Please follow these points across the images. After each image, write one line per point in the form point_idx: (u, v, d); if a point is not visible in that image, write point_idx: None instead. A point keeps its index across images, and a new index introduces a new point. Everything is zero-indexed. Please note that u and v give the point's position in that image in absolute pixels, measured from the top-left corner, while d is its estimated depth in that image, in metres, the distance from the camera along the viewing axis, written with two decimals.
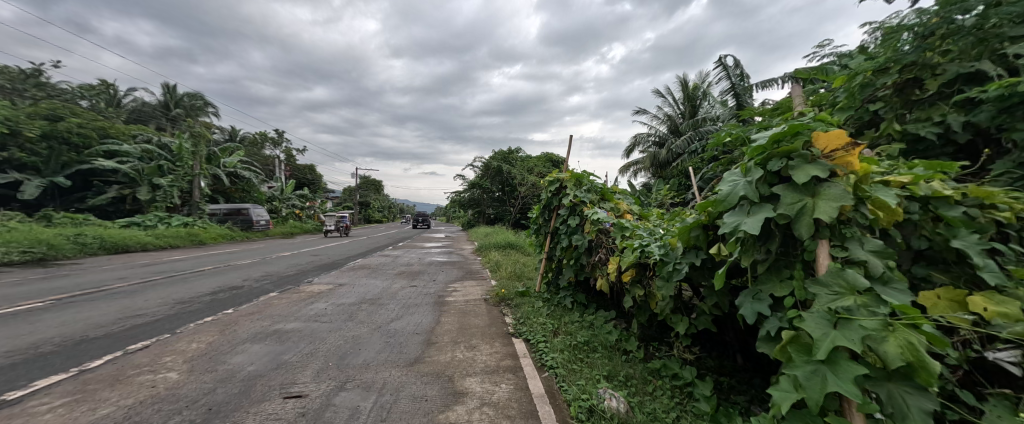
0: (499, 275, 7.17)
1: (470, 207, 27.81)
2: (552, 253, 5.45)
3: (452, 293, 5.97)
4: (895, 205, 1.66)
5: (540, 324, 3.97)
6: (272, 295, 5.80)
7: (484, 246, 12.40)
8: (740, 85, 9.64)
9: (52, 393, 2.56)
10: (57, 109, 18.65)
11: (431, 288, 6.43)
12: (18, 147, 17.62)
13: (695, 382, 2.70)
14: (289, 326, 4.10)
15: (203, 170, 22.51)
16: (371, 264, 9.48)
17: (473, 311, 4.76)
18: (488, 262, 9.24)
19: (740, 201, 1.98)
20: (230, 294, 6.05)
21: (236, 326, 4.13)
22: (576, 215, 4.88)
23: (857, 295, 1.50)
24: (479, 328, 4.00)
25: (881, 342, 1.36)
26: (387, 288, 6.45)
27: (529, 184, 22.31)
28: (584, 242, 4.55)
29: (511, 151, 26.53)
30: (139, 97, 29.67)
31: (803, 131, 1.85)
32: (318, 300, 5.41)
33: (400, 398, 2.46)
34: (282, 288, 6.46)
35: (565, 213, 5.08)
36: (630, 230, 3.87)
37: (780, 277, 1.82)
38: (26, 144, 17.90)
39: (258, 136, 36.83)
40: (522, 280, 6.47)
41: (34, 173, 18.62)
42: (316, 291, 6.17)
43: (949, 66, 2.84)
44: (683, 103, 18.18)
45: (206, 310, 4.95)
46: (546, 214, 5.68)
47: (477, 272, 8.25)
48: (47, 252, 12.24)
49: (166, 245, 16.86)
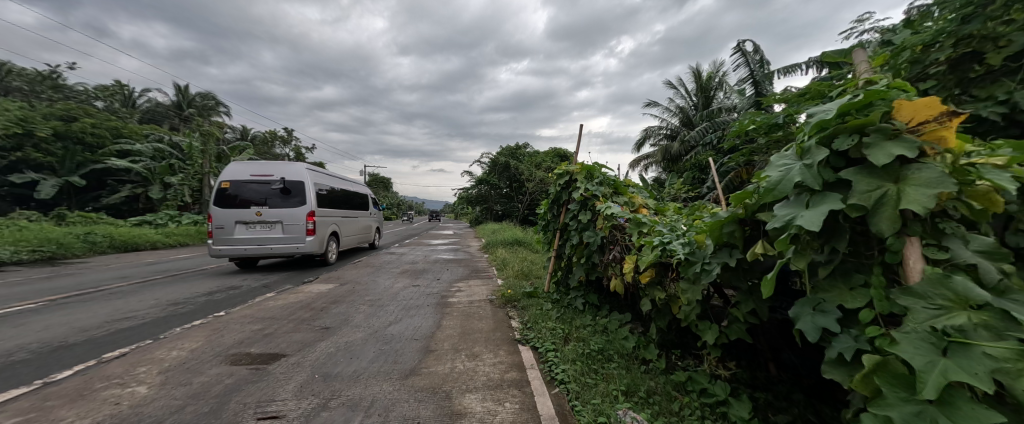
0: (505, 274, 6.85)
1: (477, 203, 27.54)
2: (561, 251, 5.09)
3: (455, 293, 5.66)
4: (1007, 188, 1.26)
5: (549, 329, 3.61)
6: (269, 296, 5.54)
7: (491, 242, 12.11)
8: (759, 72, 9.16)
9: (3, 411, 2.22)
10: (72, 111, 19.94)
11: (434, 288, 6.12)
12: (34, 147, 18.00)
13: (730, 401, 2.34)
14: (279, 331, 3.81)
15: (213, 169, 22.53)
16: (376, 262, 9.23)
17: (477, 314, 4.41)
18: (495, 260, 8.91)
19: (796, 189, 1.61)
20: (226, 294, 5.80)
21: (224, 330, 3.85)
22: (587, 210, 4.53)
23: (971, 311, 1.13)
24: (483, 333, 3.66)
25: (1020, 378, 0.99)
26: (388, 288, 6.17)
27: (538, 179, 21.93)
28: (597, 239, 4.19)
29: (519, 146, 26.15)
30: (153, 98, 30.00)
31: (877, 101, 1.49)
32: (315, 301, 5.13)
33: (389, 421, 2.14)
34: (281, 288, 6.21)
35: (575, 208, 4.72)
36: (648, 226, 3.51)
37: (850, 284, 1.45)
38: (42, 144, 18.36)
39: (267, 135, 36.99)
40: (529, 279, 6.13)
41: (49, 173, 18.83)
42: (315, 291, 5.91)
43: (1017, 36, 2.32)
44: (696, 94, 17.63)
45: (197, 313, 4.68)
46: (554, 209, 5.32)
47: (483, 270, 7.94)
48: (57, 251, 12.19)
49: (176, 243, 16.84)
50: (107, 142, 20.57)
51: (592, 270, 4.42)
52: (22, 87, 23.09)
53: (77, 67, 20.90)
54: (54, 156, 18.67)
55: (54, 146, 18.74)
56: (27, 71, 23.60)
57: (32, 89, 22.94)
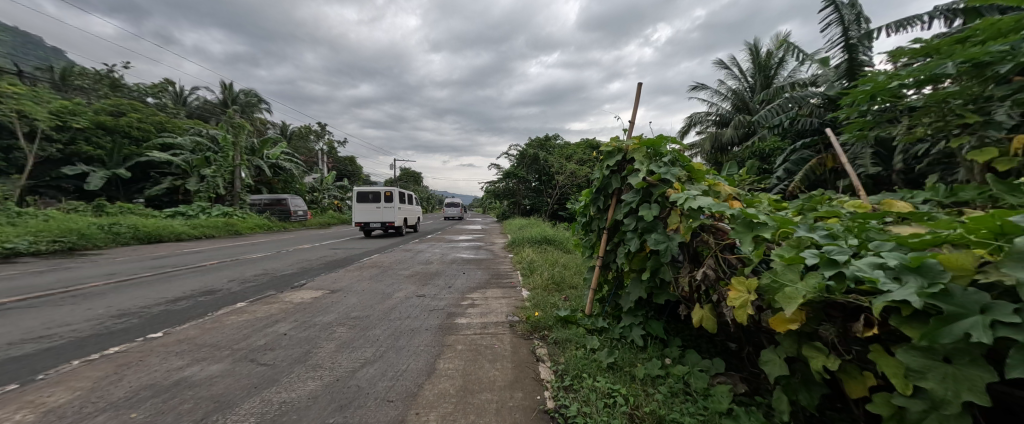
0: (530, 284, 5.48)
1: (505, 197, 26.26)
2: (609, 259, 3.72)
3: (468, 309, 4.38)
4: None
5: (600, 395, 2.25)
6: (237, 307, 4.38)
7: (517, 239, 10.87)
8: (855, 33, 8.13)
9: None
10: (122, 106, 20.77)
11: (442, 300, 4.82)
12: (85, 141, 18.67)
13: None
14: (199, 373, 2.62)
15: (244, 161, 22.17)
16: (385, 262, 8.10)
17: (492, 349, 3.12)
18: (521, 262, 7.58)
19: None
20: (196, 301, 4.76)
21: (134, 366, 2.73)
22: (650, 204, 3.12)
23: None
24: (495, 394, 2.36)
25: None
26: (384, 299, 4.93)
27: (568, 172, 20.46)
28: (668, 247, 2.81)
29: (549, 138, 24.68)
30: (197, 94, 30.85)
31: None
32: (285, 318, 3.96)
33: None
34: (261, 294, 5.08)
35: (630, 198, 3.30)
36: (775, 230, 2.14)
37: None
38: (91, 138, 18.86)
39: (300, 129, 37.31)
40: (563, 293, 4.78)
41: (100, 166, 19.39)
42: (299, 300, 4.79)
43: None
44: (753, 75, 16.44)
45: (133, 329, 3.62)
46: (596, 201, 3.89)
47: (507, 274, 6.73)
48: (77, 242, 11.28)
49: (202, 235, 16.04)
50: (151, 136, 21.00)
51: (662, 288, 3.06)
52: (77, 84, 23.95)
53: (127, 64, 21.44)
54: (103, 149, 19.28)
55: (102, 139, 19.27)
56: (84, 70, 24.60)
57: (84, 84, 23.68)
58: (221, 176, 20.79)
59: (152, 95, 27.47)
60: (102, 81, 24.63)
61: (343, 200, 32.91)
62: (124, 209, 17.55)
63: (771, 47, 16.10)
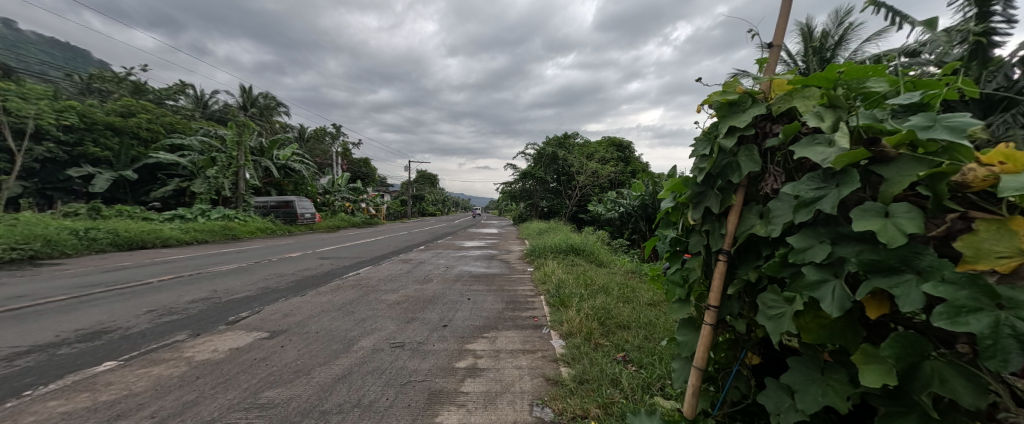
0: (564, 328, 3.63)
1: (522, 199, 24.18)
2: (734, 312, 1.88)
3: (467, 384, 2.60)
4: None
5: None
6: (93, 374, 2.71)
7: (537, 248, 9.06)
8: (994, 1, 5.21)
9: None
10: (131, 106, 19.42)
11: (426, 361, 2.99)
12: (93, 141, 17.70)
13: None
14: None
15: (249, 161, 20.55)
16: (372, 281, 6.33)
17: None
18: (545, 283, 5.77)
19: None
20: (57, 355, 3.12)
21: None
22: (879, 202, 1.29)
23: None
24: None
25: None
26: (338, 354, 3.13)
27: (590, 171, 18.64)
28: (1011, 339, 0.97)
29: (568, 135, 22.61)
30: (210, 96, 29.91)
31: None
32: (137, 409, 2.24)
33: None
34: (160, 342, 3.40)
35: (808, 194, 1.45)
36: None
37: None
38: (100, 138, 17.87)
39: (314, 131, 36.25)
40: (624, 353, 3.00)
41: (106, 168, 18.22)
42: (206, 356, 3.07)
43: None
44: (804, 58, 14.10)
45: None
46: (700, 200, 1.99)
47: (525, 302, 4.96)
48: (41, 250, 10.14)
49: (193, 240, 14.66)
50: (161, 137, 20.06)
51: (911, 407, 1.23)
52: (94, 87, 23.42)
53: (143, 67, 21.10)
54: (110, 150, 18.20)
55: (110, 140, 18.14)
56: (92, 71, 23.72)
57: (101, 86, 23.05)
58: (222, 178, 19.33)
59: (168, 97, 26.74)
60: (123, 84, 24.06)
61: (356, 203, 31.28)
62: (121, 211, 16.44)
63: (826, 24, 13.87)
